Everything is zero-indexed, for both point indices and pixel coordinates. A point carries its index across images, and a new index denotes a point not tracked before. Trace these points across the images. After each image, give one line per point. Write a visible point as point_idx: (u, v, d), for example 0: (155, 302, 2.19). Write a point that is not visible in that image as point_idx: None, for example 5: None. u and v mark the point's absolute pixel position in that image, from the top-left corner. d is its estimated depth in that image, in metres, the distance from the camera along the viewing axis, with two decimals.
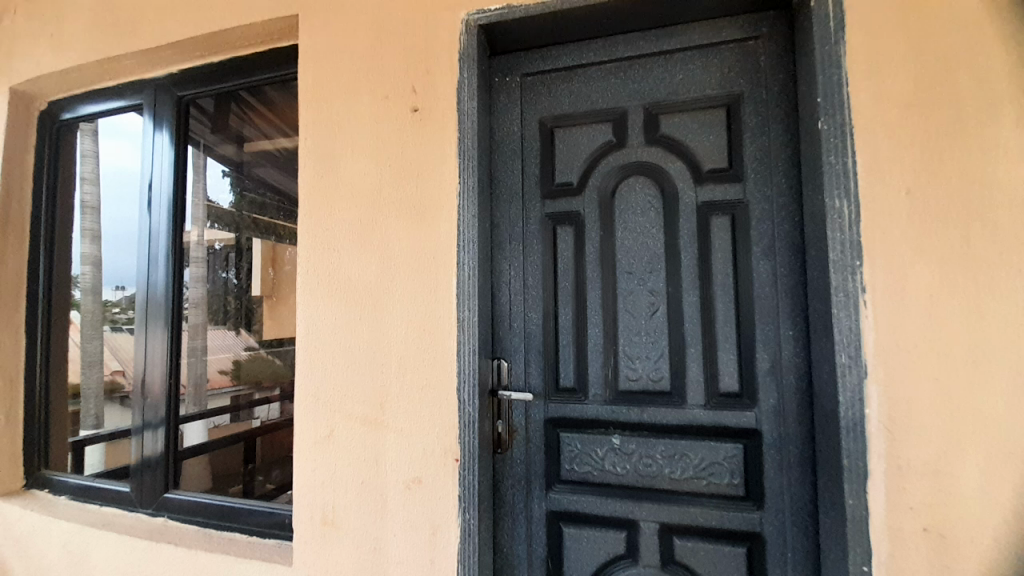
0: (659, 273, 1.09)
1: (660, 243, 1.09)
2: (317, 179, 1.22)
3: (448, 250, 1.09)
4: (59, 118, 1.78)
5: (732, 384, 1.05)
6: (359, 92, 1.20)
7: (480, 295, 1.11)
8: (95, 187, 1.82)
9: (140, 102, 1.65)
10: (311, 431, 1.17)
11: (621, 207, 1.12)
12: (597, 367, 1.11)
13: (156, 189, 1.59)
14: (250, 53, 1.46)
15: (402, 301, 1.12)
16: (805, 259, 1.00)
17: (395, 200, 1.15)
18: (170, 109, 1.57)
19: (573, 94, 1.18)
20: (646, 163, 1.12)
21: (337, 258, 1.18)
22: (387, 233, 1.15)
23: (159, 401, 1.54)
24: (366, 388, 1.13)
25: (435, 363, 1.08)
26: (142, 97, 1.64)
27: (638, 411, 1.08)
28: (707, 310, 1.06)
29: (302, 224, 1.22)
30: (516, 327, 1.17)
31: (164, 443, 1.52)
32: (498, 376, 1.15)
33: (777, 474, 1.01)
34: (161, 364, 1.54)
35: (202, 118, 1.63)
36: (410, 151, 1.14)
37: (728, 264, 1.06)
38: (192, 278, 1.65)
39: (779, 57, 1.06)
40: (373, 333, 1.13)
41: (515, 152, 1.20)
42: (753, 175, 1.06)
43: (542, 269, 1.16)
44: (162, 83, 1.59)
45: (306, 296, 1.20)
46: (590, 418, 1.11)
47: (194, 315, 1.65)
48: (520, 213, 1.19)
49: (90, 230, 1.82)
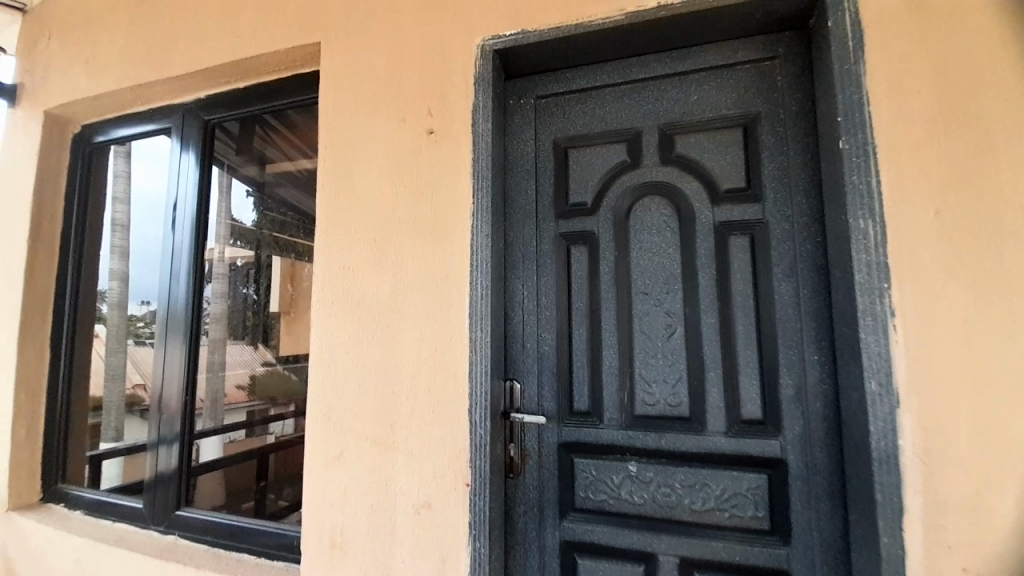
0: (675, 294, 1.06)
1: (676, 264, 1.07)
2: (335, 199, 1.24)
3: (461, 269, 1.09)
4: (92, 140, 1.87)
5: (755, 411, 1.00)
6: (377, 115, 1.22)
7: (493, 315, 1.10)
8: (127, 206, 1.88)
9: (167, 125, 1.72)
10: (322, 451, 1.15)
11: (635, 227, 1.11)
12: (612, 390, 1.08)
13: (182, 209, 1.64)
14: (273, 78, 1.51)
15: (415, 320, 1.11)
16: (829, 281, 0.97)
17: (410, 220, 1.16)
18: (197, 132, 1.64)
19: (587, 116, 1.18)
20: (661, 182, 1.11)
21: (352, 277, 1.19)
22: (402, 253, 1.15)
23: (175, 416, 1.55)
24: (377, 409, 1.12)
25: (447, 383, 1.06)
26: (170, 120, 1.71)
27: (655, 437, 1.04)
28: (727, 333, 1.03)
29: (319, 244, 1.24)
30: (529, 348, 1.15)
31: (178, 459, 1.53)
32: (511, 398, 1.12)
33: (804, 507, 0.96)
34: (179, 380, 1.56)
35: (226, 140, 1.69)
36: (425, 172, 1.16)
37: (748, 285, 1.03)
38: (214, 294, 1.68)
39: (797, 77, 1.05)
40: (385, 352, 1.13)
41: (530, 172, 1.20)
42: (772, 194, 1.04)
43: (556, 289, 1.15)
44: (190, 108, 1.66)
45: (320, 315, 1.21)
46: (606, 443, 1.07)
47: (214, 330, 1.68)
48: (533, 233, 1.18)
49: (120, 247, 1.87)
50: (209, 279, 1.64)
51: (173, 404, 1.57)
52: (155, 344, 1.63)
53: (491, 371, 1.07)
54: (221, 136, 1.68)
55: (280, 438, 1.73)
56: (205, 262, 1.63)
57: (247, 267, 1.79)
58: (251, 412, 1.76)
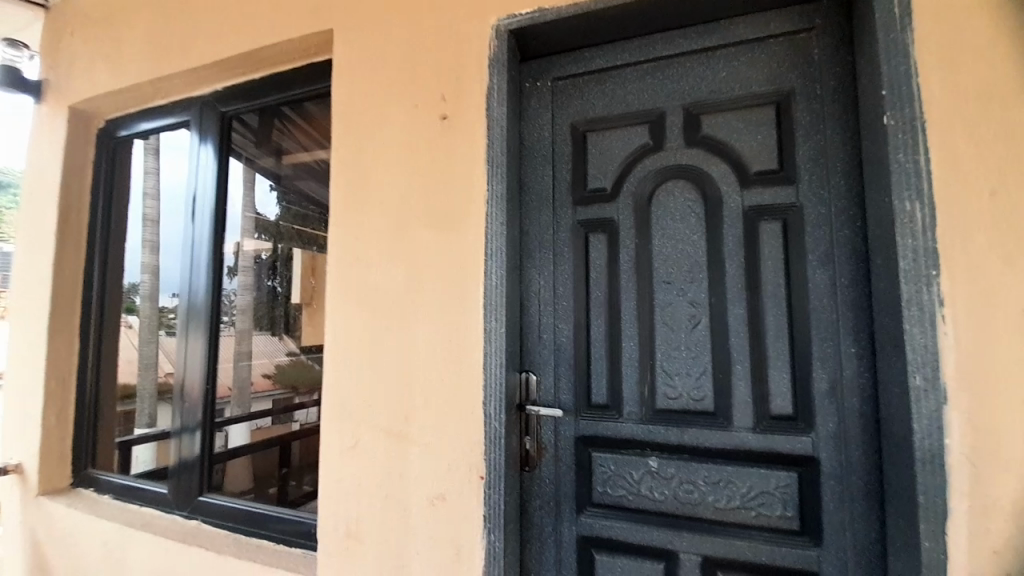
0: (700, 282, 1.01)
1: (701, 251, 1.02)
2: (348, 188, 1.22)
3: (476, 258, 1.06)
4: (115, 135, 1.91)
5: (785, 406, 0.95)
6: (390, 101, 1.20)
7: (508, 305, 1.07)
8: (157, 202, 1.89)
9: (186, 118, 1.74)
10: (337, 441, 1.15)
11: (657, 213, 1.06)
12: (631, 383, 1.04)
13: (201, 202, 1.66)
14: (288, 68, 1.51)
15: (429, 309, 1.09)
16: (869, 268, 0.90)
17: (424, 208, 1.13)
18: (215, 124, 1.67)
19: (606, 97, 1.13)
20: (685, 165, 1.05)
21: (366, 267, 1.18)
22: (415, 241, 1.13)
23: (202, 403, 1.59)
24: (392, 399, 1.11)
25: (461, 375, 1.04)
26: (188, 113, 1.73)
27: (678, 432, 1.00)
28: (755, 324, 0.97)
29: (333, 234, 1.23)
30: (546, 340, 1.11)
31: (200, 447, 1.56)
32: (527, 390, 1.10)
33: (837, 508, 0.90)
34: (201, 369, 1.60)
35: (245, 133, 1.71)
36: (439, 158, 1.13)
37: (779, 273, 0.97)
38: (241, 286, 1.74)
39: (835, 49, 0.97)
40: (399, 342, 1.11)
41: (546, 157, 1.16)
42: (807, 176, 0.98)
43: (573, 278, 1.11)
44: (208, 100, 1.67)
45: (335, 305, 1.20)
46: (625, 438, 1.04)
47: (240, 321, 1.74)
48: (550, 221, 1.14)
49: (150, 241, 1.89)
50: (235, 272, 1.70)
51: (195, 392, 1.60)
52: (178, 334, 1.67)
53: (506, 363, 1.04)
54: (241, 129, 1.70)
55: (305, 425, 1.71)
56: (223, 254, 1.65)
57: (273, 260, 1.82)
58: (277, 401, 1.77)
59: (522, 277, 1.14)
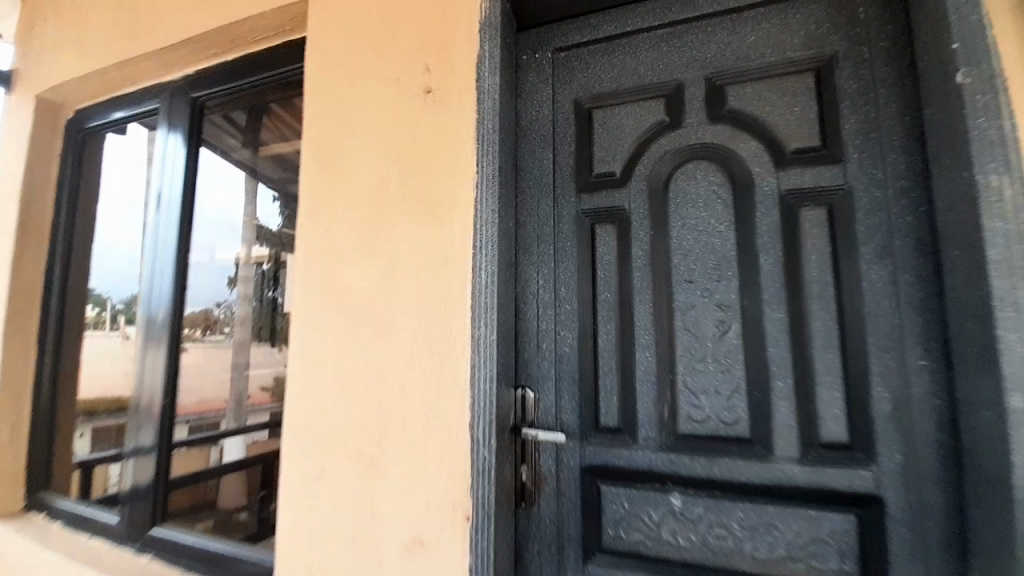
0: (730, 281, 0.84)
1: (729, 244, 0.85)
2: (321, 175, 1.08)
3: (463, 252, 0.90)
4: (83, 126, 1.77)
5: (838, 432, 0.77)
6: (369, 75, 1.06)
7: (500, 310, 0.90)
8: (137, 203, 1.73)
9: (155, 106, 1.61)
10: (299, 469, 0.98)
11: (677, 200, 0.89)
12: (648, 402, 0.87)
13: (168, 202, 1.52)
14: (263, 49, 1.37)
15: (408, 313, 0.93)
16: (940, 263, 0.73)
17: (403, 196, 0.98)
18: (185, 112, 1.52)
19: (615, 69, 0.98)
20: (709, 144, 0.89)
21: (338, 264, 1.02)
22: (393, 236, 0.97)
23: (200, 416, 1.53)
24: (362, 420, 0.94)
25: (444, 391, 0.87)
26: (158, 100, 1.59)
27: (705, 462, 0.82)
28: (799, 331, 0.80)
29: (301, 226, 1.07)
30: (545, 349, 0.95)
31: (155, 472, 1.40)
32: (523, 410, 0.93)
33: (908, 562, 0.72)
34: (160, 383, 1.44)
35: (230, 129, 1.60)
36: (421, 138, 0.98)
37: (826, 269, 0.80)
38: (241, 296, 1.60)
39: (886, 6, 0.82)
40: (374, 352, 0.95)
41: (545, 139, 1.01)
42: (857, 154, 0.81)
43: (577, 278, 0.95)
44: (179, 86, 1.54)
45: (302, 309, 1.04)
46: (641, 469, 0.86)
47: (239, 332, 1.58)
48: (550, 211, 0.98)
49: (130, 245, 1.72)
50: (235, 282, 1.60)
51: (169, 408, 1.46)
52: (138, 343, 1.51)
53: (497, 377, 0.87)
54: (225, 123, 1.58)
55: None
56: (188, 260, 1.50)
57: (272, 269, 1.59)
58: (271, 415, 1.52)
59: (516, 276, 0.98)
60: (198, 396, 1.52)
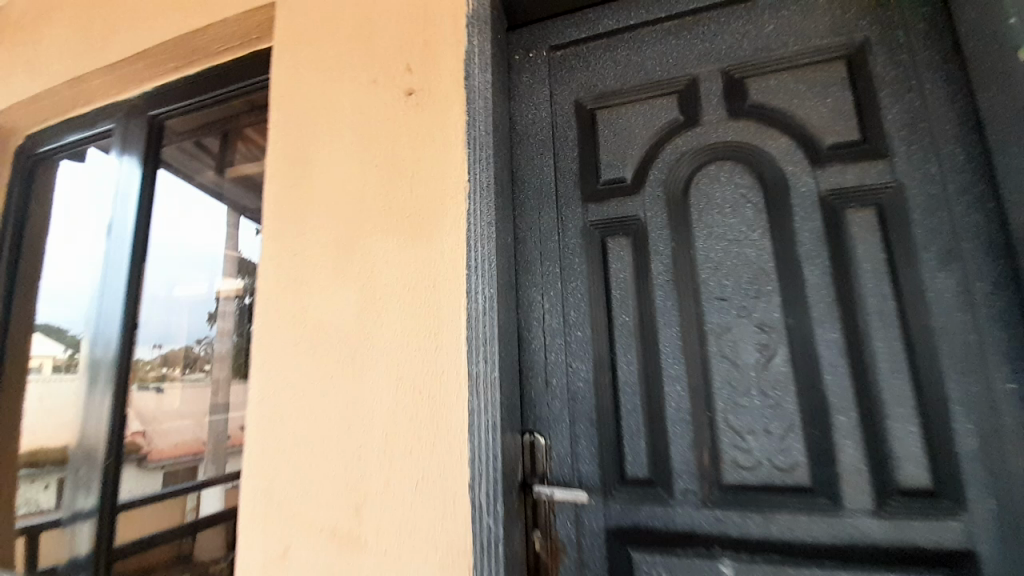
0: (770, 297, 0.72)
1: (766, 254, 0.73)
2: (288, 192, 0.94)
3: (454, 274, 0.76)
4: (33, 151, 1.62)
5: (917, 476, 0.64)
6: (344, 80, 0.94)
7: (501, 340, 0.76)
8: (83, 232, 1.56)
9: (110, 126, 1.47)
10: (264, 543, 0.84)
11: (700, 207, 0.78)
12: (682, 447, 0.72)
13: (120, 229, 1.38)
14: (228, 60, 1.27)
15: (390, 349, 0.79)
16: (1021, 266, 0.62)
17: (384, 213, 0.85)
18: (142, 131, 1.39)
19: (619, 66, 0.88)
20: (732, 143, 0.78)
21: (308, 294, 0.88)
22: (373, 259, 0.84)
23: (176, 460, 1.30)
24: (338, 483, 0.80)
25: (437, 443, 0.73)
26: (114, 120, 1.46)
27: (758, 518, 0.68)
28: (858, 353, 0.67)
29: (265, 252, 0.94)
30: (555, 385, 0.80)
31: (94, 541, 1.22)
32: (533, 460, 0.78)
33: None
34: (104, 436, 1.27)
35: (200, 154, 1.43)
36: (403, 146, 0.86)
37: (883, 278, 0.68)
38: (222, 330, 1.32)
39: None
40: (353, 398, 0.80)
41: (544, 145, 0.90)
42: (904, 147, 0.71)
43: (588, 300, 0.82)
44: (137, 105, 1.41)
45: (267, 348, 0.90)
46: (681, 530, 0.71)
47: (217, 370, 1.30)
48: (553, 224, 0.86)
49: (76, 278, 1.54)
50: (214, 318, 1.34)
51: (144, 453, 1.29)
52: (82, 390, 1.34)
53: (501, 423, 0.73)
54: (194, 149, 1.43)
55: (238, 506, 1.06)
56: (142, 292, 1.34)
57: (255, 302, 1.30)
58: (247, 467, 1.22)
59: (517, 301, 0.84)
60: (174, 437, 1.30)
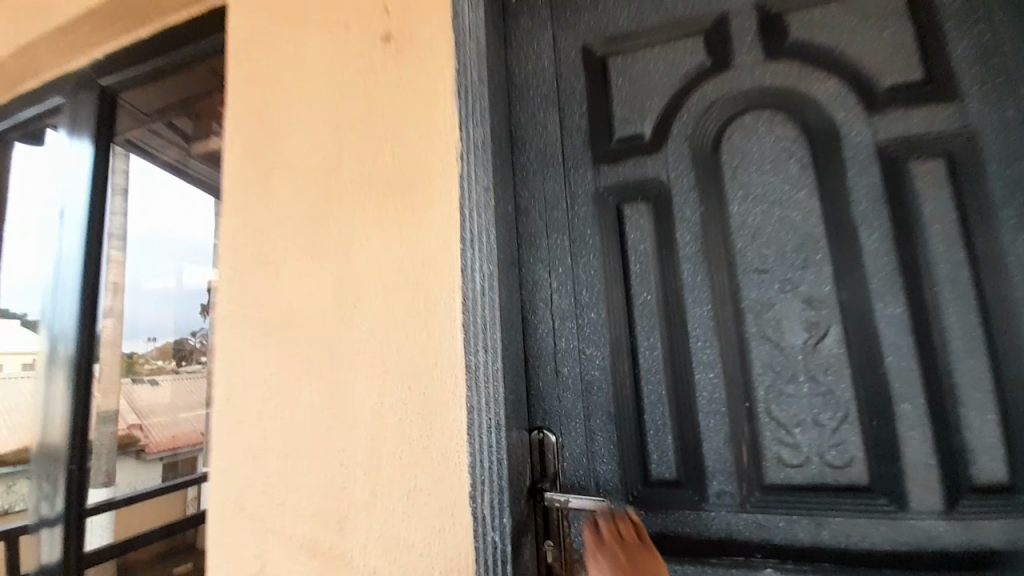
0: (819, 268, 0.61)
1: (814, 217, 0.62)
2: (255, 165, 0.83)
3: (446, 251, 0.65)
4: None
5: (998, 472, 0.54)
6: (312, 30, 0.81)
7: (503, 325, 0.65)
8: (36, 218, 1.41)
9: (59, 101, 1.31)
10: (237, 559, 0.75)
11: (734, 163, 0.66)
12: (716, 443, 0.62)
13: (71, 212, 1.23)
14: (188, 18, 1.11)
15: (374, 340, 0.68)
16: None
17: (362, 181, 0.73)
18: (93, 103, 1.24)
19: (634, 3, 0.75)
20: (771, 90, 0.67)
21: (279, 280, 0.78)
22: (352, 236, 0.73)
23: (174, 452, 1.34)
24: (318, 491, 0.70)
25: (431, 446, 0.62)
26: (63, 94, 1.30)
27: (808, 523, 0.58)
28: (924, 331, 0.57)
29: (233, 235, 0.83)
30: (567, 376, 0.70)
31: (63, 549, 1.12)
32: (542, 462, 0.68)
33: None
34: (64, 438, 1.15)
35: (169, 133, 1.31)
36: (382, 101, 0.73)
37: (954, 242, 0.58)
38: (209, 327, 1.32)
39: None
40: (334, 394, 0.70)
41: (547, 97, 0.77)
42: (977, 86, 0.60)
43: (602, 277, 0.70)
44: (85, 74, 1.25)
45: (236, 342, 0.80)
46: (717, 539, 0.61)
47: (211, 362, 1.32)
48: (559, 190, 0.74)
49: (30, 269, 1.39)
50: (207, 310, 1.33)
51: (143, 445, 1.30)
52: (39, 388, 1.22)
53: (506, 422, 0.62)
54: (165, 128, 1.31)
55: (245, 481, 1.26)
56: (121, 281, 1.27)
57: None
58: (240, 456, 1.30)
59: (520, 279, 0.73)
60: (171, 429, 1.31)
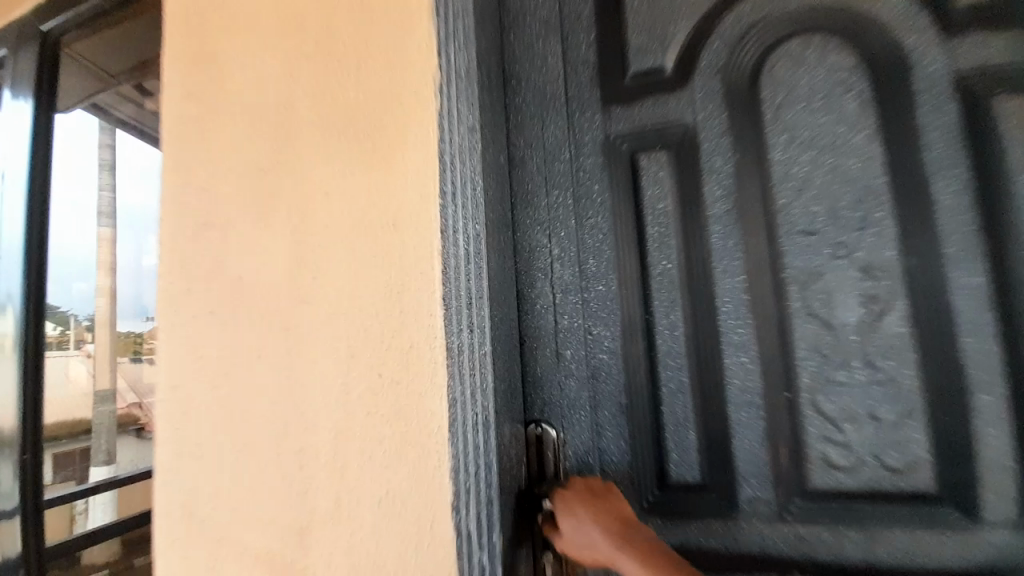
0: (881, 229, 0.50)
1: (875, 166, 0.51)
2: (199, 105, 0.69)
3: (423, 204, 0.52)
4: None
5: None
6: None
7: (494, 302, 0.53)
8: None
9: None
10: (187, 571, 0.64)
11: (777, 101, 0.54)
12: (750, 440, 0.52)
13: (11, 176, 1.05)
14: None
15: (339, 316, 0.56)
16: None
17: (318, 127, 0.60)
18: (34, 57, 1.03)
19: None
20: (824, 8, 0.54)
21: (228, 246, 0.65)
22: (308, 194, 0.60)
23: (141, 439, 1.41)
24: (275, 497, 0.59)
25: (407, 447, 0.51)
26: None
27: (858, 535, 0.49)
28: (1010, 306, 0.46)
29: (170, 199, 0.69)
30: (570, 362, 0.58)
31: (24, 541, 0.99)
32: (540, 462, 0.57)
33: None
34: (13, 418, 1.00)
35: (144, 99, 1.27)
36: (345, 21, 0.59)
37: None
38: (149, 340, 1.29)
39: None
40: (287, 386, 0.59)
41: (547, 23, 0.62)
42: None
43: (614, 244, 0.58)
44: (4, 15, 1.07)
45: (179, 319, 0.67)
46: (747, 553, 0.52)
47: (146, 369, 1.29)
48: (562, 138, 0.61)
49: None
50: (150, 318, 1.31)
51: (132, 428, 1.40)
52: None
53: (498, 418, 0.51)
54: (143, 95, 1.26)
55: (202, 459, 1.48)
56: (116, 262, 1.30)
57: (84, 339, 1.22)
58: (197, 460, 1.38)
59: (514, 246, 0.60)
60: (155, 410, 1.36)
